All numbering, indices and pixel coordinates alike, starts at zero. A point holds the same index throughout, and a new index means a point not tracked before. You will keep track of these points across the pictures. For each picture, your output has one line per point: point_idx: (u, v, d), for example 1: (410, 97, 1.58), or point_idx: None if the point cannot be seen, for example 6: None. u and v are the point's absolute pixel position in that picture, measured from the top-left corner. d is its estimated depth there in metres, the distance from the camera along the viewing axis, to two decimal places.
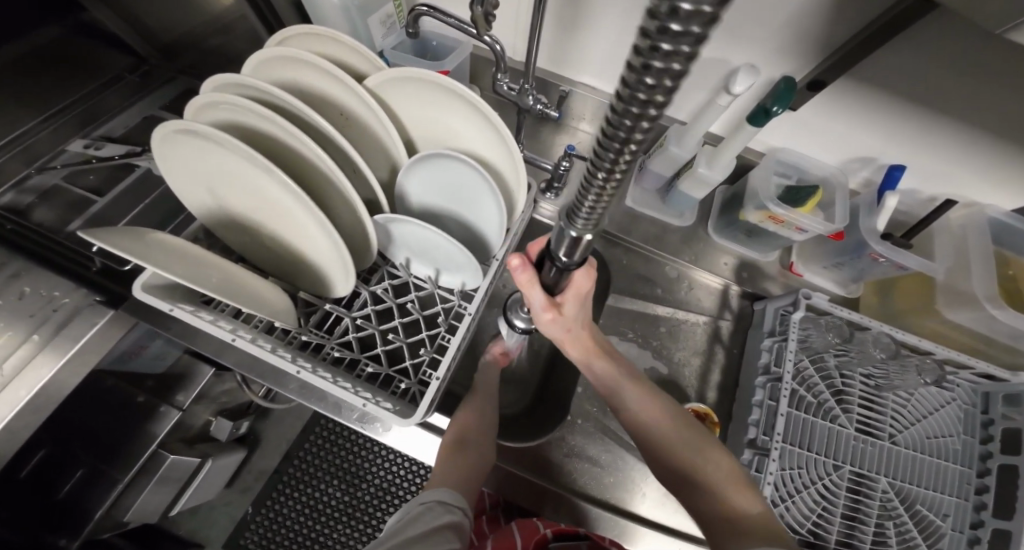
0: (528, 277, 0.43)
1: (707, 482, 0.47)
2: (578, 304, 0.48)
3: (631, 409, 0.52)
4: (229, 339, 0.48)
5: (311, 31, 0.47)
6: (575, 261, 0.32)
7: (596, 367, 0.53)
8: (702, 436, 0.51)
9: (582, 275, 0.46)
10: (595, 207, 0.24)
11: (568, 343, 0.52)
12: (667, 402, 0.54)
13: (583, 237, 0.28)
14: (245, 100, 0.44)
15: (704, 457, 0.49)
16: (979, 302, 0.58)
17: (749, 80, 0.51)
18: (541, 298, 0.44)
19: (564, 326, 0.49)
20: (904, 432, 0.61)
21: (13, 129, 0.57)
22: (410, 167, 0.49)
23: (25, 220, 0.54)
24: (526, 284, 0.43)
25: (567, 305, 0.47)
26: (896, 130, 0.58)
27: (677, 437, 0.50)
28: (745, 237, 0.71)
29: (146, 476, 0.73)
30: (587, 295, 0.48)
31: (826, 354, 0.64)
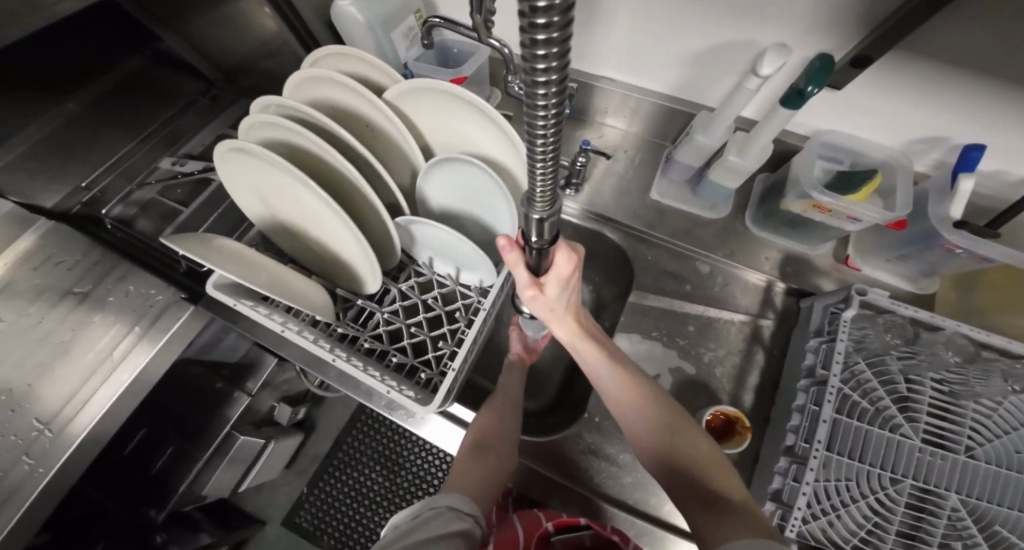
0: (514, 256, 0.44)
1: (696, 475, 0.44)
2: (561, 287, 0.48)
3: (612, 393, 0.51)
4: (280, 330, 0.54)
5: (337, 51, 0.51)
6: (546, 240, 0.35)
7: (583, 348, 0.53)
8: (698, 435, 0.48)
9: (562, 258, 0.45)
10: (545, 190, 0.28)
11: (553, 321, 0.53)
12: (653, 390, 0.52)
13: (545, 219, 0.31)
14: (282, 118, 0.49)
15: (690, 442, 0.47)
16: None
17: (778, 61, 0.47)
18: (523, 276, 0.45)
19: (548, 306, 0.50)
20: (984, 445, 0.53)
21: (117, 151, 0.69)
22: (427, 171, 0.52)
23: (132, 230, 0.65)
24: (512, 263, 0.45)
25: (550, 283, 0.47)
26: (967, 107, 0.50)
27: (668, 428, 0.48)
28: (788, 228, 0.66)
29: (220, 456, 0.82)
30: (571, 279, 0.48)
31: (887, 357, 0.57)
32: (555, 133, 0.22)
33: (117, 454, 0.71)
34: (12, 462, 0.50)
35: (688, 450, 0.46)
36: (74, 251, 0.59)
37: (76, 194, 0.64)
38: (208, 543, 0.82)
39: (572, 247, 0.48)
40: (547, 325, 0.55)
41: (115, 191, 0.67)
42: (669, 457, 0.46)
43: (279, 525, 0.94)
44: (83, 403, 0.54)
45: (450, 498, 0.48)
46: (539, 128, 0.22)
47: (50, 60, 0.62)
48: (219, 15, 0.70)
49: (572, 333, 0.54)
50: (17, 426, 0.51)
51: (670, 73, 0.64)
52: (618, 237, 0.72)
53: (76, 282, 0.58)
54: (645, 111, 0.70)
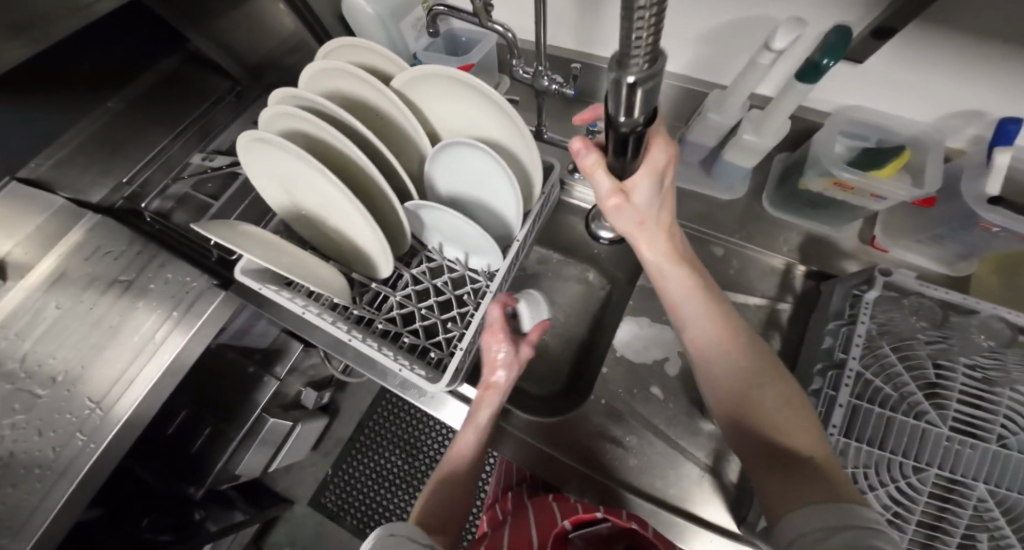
0: (591, 159, 0.44)
1: (777, 437, 0.43)
2: (651, 191, 0.45)
3: (696, 333, 0.49)
4: (300, 311, 0.56)
5: (349, 44, 0.53)
6: (639, 118, 0.31)
7: (673, 271, 0.51)
8: (784, 386, 0.45)
9: (655, 149, 0.42)
10: (645, 36, 0.22)
11: (643, 237, 0.50)
12: (744, 332, 0.48)
13: (639, 85, 0.26)
14: (298, 109, 0.51)
15: (777, 397, 0.44)
16: None
17: (791, 35, 0.45)
18: (605, 182, 0.44)
19: (638, 216, 0.48)
20: (1019, 434, 0.50)
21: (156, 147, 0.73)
22: (434, 157, 0.53)
23: (168, 221, 0.68)
24: (590, 167, 0.45)
25: (638, 185, 0.44)
26: (1006, 79, 0.47)
27: (754, 381, 0.45)
28: (809, 210, 0.64)
29: (251, 438, 0.88)
30: (661, 180, 0.45)
31: (914, 342, 0.55)
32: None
33: (163, 434, 0.77)
34: (68, 438, 0.55)
35: (772, 401, 0.44)
36: (119, 241, 0.63)
37: (119, 189, 0.68)
38: (240, 519, 0.91)
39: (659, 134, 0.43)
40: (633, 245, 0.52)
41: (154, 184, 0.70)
42: (748, 417, 0.45)
43: (305, 505, 1.02)
44: (130, 382, 0.59)
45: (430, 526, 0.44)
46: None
47: (90, 60, 0.67)
48: (240, 12, 0.73)
49: (663, 254, 0.51)
50: (74, 405, 0.56)
51: (684, 53, 0.63)
52: None
53: (121, 270, 0.62)
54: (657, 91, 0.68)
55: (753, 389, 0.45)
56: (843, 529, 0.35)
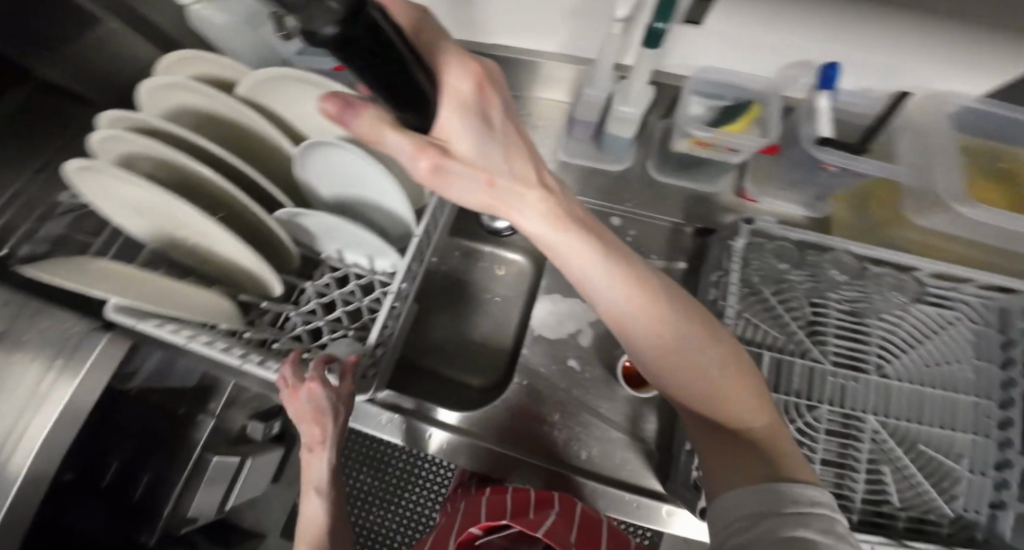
0: (362, 122, 0.28)
1: (715, 406, 0.42)
2: (469, 122, 0.33)
3: (619, 314, 0.42)
4: (186, 342, 0.52)
5: (191, 56, 0.48)
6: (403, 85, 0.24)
7: (563, 240, 0.40)
8: (718, 347, 0.43)
9: (456, 74, 0.32)
10: None
11: (501, 204, 0.38)
12: (662, 286, 0.43)
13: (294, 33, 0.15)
14: (128, 131, 0.44)
15: (716, 363, 0.42)
16: (947, 204, 0.54)
17: (629, 2, 0.48)
18: (402, 144, 0.29)
19: (483, 174, 0.36)
20: (893, 363, 0.59)
21: None
22: (299, 160, 0.51)
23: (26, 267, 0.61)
24: (373, 134, 0.28)
25: (448, 123, 0.32)
26: (827, 30, 0.51)
27: (687, 351, 0.42)
28: (684, 169, 0.67)
29: (200, 483, 0.74)
30: (476, 111, 0.34)
31: (792, 282, 0.60)
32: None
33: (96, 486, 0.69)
34: None
35: (720, 382, 0.42)
36: None
37: None
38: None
39: (443, 48, 0.32)
40: (497, 217, 0.40)
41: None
42: (688, 391, 0.44)
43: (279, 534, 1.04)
44: None
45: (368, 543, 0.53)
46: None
47: None
48: None
49: (544, 220, 0.40)
50: None
51: (558, 30, 0.64)
52: None
53: None
54: (540, 72, 0.69)
55: (689, 362, 0.42)
56: (769, 516, 0.36)
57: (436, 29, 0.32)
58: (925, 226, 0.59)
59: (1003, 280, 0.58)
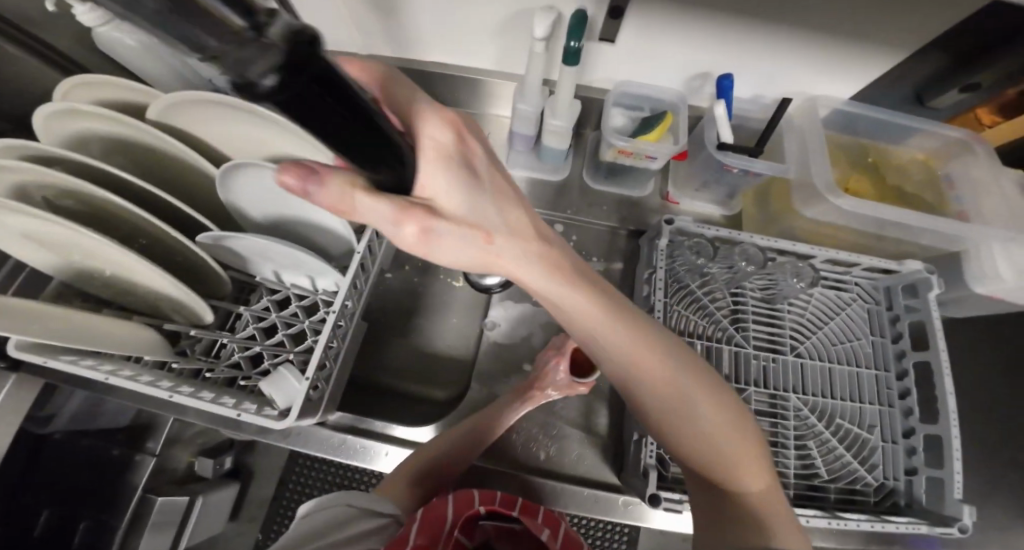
0: (323, 184, 0.29)
1: (710, 472, 0.46)
2: (447, 175, 0.36)
3: (629, 378, 0.47)
4: (105, 379, 0.49)
5: (94, 79, 0.44)
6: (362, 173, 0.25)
7: (570, 299, 0.44)
8: (717, 418, 0.45)
9: (431, 127, 0.36)
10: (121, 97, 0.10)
11: (499, 257, 0.41)
12: (671, 358, 0.46)
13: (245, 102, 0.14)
14: (18, 162, 0.40)
15: (713, 433, 0.45)
16: (824, 197, 0.57)
17: (546, 22, 0.51)
18: (383, 210, 0.32)
19: (477, 234, 0.39)
20: (807, 343, 0.65)
21: None
22: (220, 185, 0.48)
23: None
24: (343, 204, 0.31)
25: (431, 181, 0.36)
26: (725, 46, 0.56)
27: (684, 418, 0.46)
28: (611, 176, 0.71)
29: (137, 530, 0.69)
30: (457, 172, 0.37)
31: (714, 276, 0.65)
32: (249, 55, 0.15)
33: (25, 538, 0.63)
34: None
35: (720, 443, 0.45)
36: None
37: None
38: None
39: (420, 109, 0.37)
40: (495, 268, 0.43)
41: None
42: (686, 453, 0.47)
43: None
44: None
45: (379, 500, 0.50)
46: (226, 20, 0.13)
47: None
48: None
49: (544, 272, 0.43)
50: None
51: (489, 48, 0.66)
52: None
53: None
54: (475, 86, 0.71)
55: (686, 428, 0.46)
56: None
57: (411, 95, 0.37)
58: (810, 216, 0.63)
59: (882, 262, 0.64)
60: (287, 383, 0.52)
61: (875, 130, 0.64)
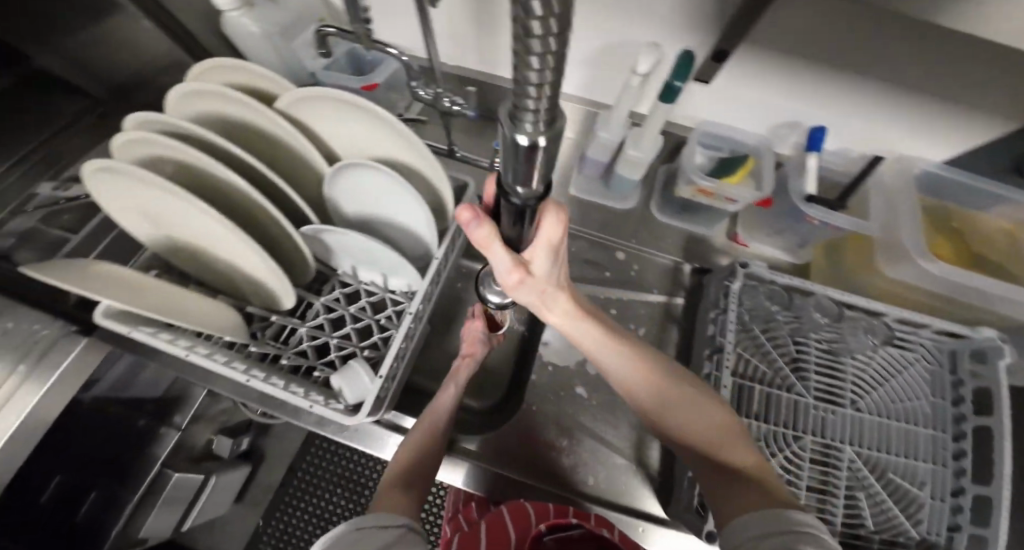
0: (487, 233, 0.36)
1: (714, 447, 0.51)
2: (545, 263, 0.46)
3: (629, 381, 0.56)
4: (184, 355, 0.50)
5: (229, 64, 0.47)
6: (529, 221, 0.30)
7: (585, 329, 0.56)
8: (707, 401, 0.54)
9: (551, 225, 0.42)
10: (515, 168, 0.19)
11: (545, 303, 0.53)
12: (657, 360, 0.57)
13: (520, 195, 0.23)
14: (156, 136, 0.44)
15: (704, 412, 0.53)
16: (914, 258, 0.60)
17: (651, 59, 0.52)
18: (505, 259, 0.38)
19: (539, 287, 0.49)
20: (866, 398, 0.65)
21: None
22: (332, 177, 0.52)
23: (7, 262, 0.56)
24: (483, 242, 0.36)
25: (538, 259, 0.45)
26: (814, 92, 0.58)
27: (682, 403, 0.54)
28: (685, 214, 0.74)
29: (153, 497, 0.82)
30: (556, 248, 0.45)
31: (778, 324, 0.66)
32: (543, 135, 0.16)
33: (36, 503, 0.66)
34: None
35: (710, 419, 0.53)
36: None
37: None
38: None
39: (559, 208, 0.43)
40: (544, 312, 0.55)
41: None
42: (685, 434, 0.53)
43: None
44: None
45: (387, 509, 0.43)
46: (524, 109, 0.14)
47: None
48: (96, 28, 0.64)
49: (568, 315, 0.56)
50: None
51: (574, 75, 0.69)
52: None
53: None
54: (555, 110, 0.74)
55: (683, 413, 0.53)
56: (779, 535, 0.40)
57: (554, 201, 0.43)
58: (893, 276, 0.64)
59: (951, 327, 0.65)
60: (357, 377, 0.54)
61: (961, 197, 0.65)
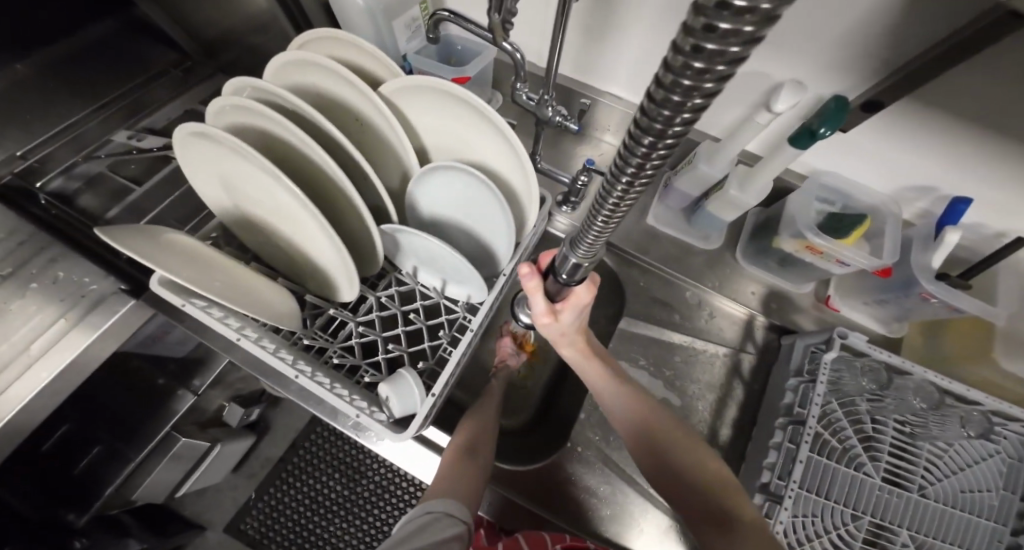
0: (534, 284, 0.46)
1: (711, 495, 0.48)
2: (573, 313, 0.51)
3: (624, 420, 0.54)
4: (234, 338, 0.46)
5: (345, 38, 0.46)
6: (575, 278, 0.40)
7: (589, 370, 0.57)
8: (703, 450, 0.51)
9: (583, 290, 0.48)
10: (596, 239, 0.31)
11: (562, 343, 0.56)
12: (652, 402, 0.55)
13: (582, 262, 0.36)
14: (248, 100, 0.42)
15: (694, 457, 0.50)
16: None
17: (792, 99, 0.46)
18: (541, 303, 0.48)
19: (561, 330, 0.53)
20: (935, 485, 0.59)
21: (69, 118, 0.59)
22: (423, 175, 0.48)
23: (72, 206, 0.55)
24: (531, 290, 0.46)
25: (567, 313, 0.50)
26: (963, 159, 0.51)
27: (679, 447, 0.51)
28: (777, 265, 0.68)
29: (161, 453, 0.79)
30: (587, 305, 0.50)
31: (857, 398, 0.62)
32: (661, 160, 0.20)
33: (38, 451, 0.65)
34: None
35: (701, 466, 0.50)
36: None
37: (11, 163, 0.53)
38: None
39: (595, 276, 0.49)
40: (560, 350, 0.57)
41: (57, 162, 0.56)
42: (680, 479, 0.50)
43: (220, 531, 0.90)
44: None
45: (447, 503, 0.50)
46: (650, 141, 0.19)
47: None
48: None
49: (578, 354, 0.57)
50: None
51: None
52: (607, 259, 0.73)
53: None
54: None
55: (676, 458, 0.51)
56: None
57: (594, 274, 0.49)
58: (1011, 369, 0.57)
59: None
60: (407, 387, 0.48)
61: None
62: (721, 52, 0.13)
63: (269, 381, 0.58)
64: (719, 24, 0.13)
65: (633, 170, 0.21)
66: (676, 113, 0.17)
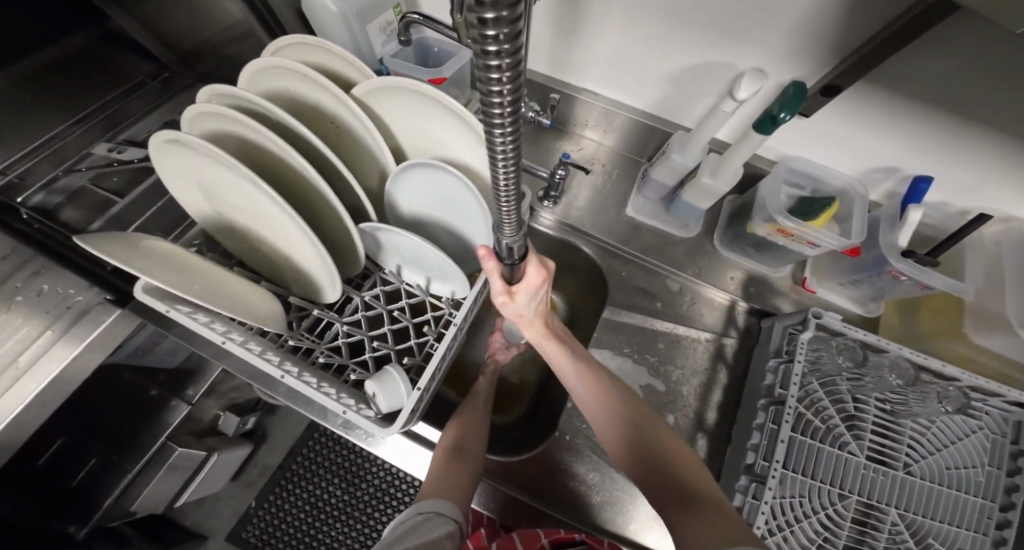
0: (492, 266, 0.45)
1: (679, 472, 0.48)
2: (528, 295, 0.52)
3: (582, 396, 0.56)
4: (219, 341, 0.46)
5: (317, 43, 0.47)
6: (516, 256, 0.37)
7: (552, 350, 0.60)
8: (670, 434, 0.53)
9: (532, 271, 0.49)
10: (512, 217, 0.29)
11: (524, 325, 0.59)
12: (624, 392, 0.57)
13: (514, 243, 0.34)
14: (223, 106, 0.43)
15: (661, 439, 0.51)
16: (1012, 327, 0.55)
17: (754, 87, 0.47)
18: (498, 284, 0.48)
19: (519, 311, 0.55)
20: (920, 462, 0.60)
21: (48, 132, 0.59)
22: (399, 174, 0.49)
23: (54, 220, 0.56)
24: (489, 272, 0.46)
25: (521, 295, 0.52)
26: (921, 139, 0.53)
27: (647, 430, 0.52)
28: (754, 251, 0.70)
29: (156, 466, 0.80)
30: (539, 287, 0.52)
31: (837, 378, 0.64)
32: (515, 153, 0.22)
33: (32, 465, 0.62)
34: None
35: (667, 445, 0.51)
36: None
37: None
38: None
39: (540, 259, 0.51)
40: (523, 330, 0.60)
41: (38, 176, 0.57)
42: (649, 456, 0.50)
43: (221, 541, 0.91)
44: None
45: (436, 502, 0.51)
46: (497, 131, 0.20)
47: None
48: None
49: (540, 335, 0.60)
50: None
51: (650, 90, 0.65)
52: (589, 251, 0.74)
53: None
54: (622, 125, 0.71)
55: (643, 438, 0.51)
56: None
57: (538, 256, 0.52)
58: (983, 344, 0.59)
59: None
60: (394, 385, 0.48)
61: None
62: (499, 42, 0.16)
63: (260, 386, 0.58)
64: (485, 17, 0.15)
65: (500, 169, 0.23)
66: (502, 103, 0.19)
